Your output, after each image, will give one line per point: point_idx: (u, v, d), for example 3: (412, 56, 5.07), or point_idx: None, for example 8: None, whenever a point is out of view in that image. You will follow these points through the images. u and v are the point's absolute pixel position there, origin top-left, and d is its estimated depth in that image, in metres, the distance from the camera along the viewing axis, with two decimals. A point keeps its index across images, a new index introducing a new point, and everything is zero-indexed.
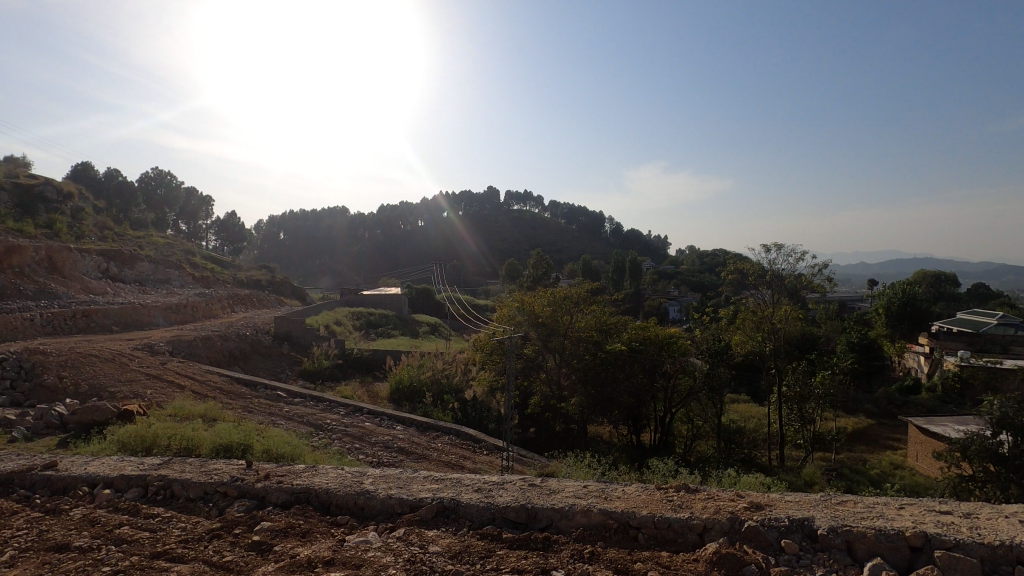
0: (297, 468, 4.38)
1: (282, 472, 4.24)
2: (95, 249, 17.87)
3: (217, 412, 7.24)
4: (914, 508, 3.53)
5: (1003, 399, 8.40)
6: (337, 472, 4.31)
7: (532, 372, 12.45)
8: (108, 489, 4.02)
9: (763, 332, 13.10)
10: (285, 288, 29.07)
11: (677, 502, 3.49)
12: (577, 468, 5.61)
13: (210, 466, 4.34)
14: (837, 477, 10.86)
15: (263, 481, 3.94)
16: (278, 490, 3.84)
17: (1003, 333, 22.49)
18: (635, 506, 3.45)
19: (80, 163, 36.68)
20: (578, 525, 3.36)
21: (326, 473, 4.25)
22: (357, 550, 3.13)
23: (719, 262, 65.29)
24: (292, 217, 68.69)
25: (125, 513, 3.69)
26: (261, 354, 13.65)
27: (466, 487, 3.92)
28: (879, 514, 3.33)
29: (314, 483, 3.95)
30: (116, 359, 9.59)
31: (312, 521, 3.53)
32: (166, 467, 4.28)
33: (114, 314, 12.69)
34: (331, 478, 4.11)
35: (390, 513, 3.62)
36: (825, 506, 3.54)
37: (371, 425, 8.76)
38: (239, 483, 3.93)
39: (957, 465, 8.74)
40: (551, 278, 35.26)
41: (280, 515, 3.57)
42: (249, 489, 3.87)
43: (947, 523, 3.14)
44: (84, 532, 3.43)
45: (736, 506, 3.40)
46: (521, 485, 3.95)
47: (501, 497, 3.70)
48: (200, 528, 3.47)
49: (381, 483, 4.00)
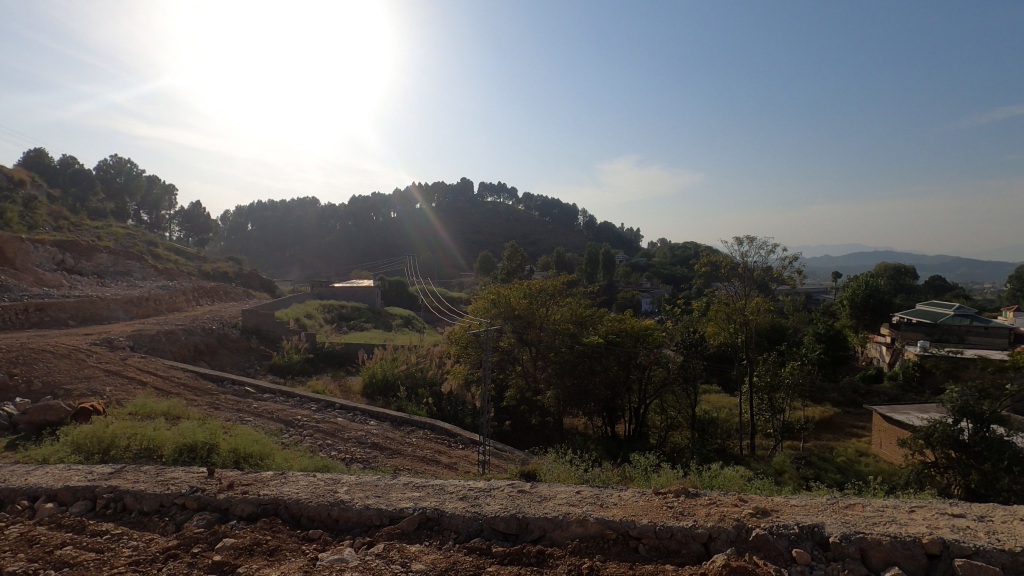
0: (264, 475, 4.20)
1: (248, 480, 4.06)
2: (49, 240, 17.07)
3: (181, 410, 6.95)
4: (926, 512, 3.58)
5: (963, 387, 8.72)
6: (308, 479, 4.15)
7: (507, 365, 12.29)
8: (50, 502, 3.79)
9: (735, 325, 13.35)
10: (254, 281, 28.37)
11: (678, 510, 3.47)
12: (560, 463, 5.54)
13: (168, 474, 4.13)
14: (806, 465, 11.06)
15: (226, 492, 3.77)
16: (242, 501, 3.68)
17: (960, 322, 23.34)
18: (635, 514, 3.40)
19: (33, 150, 34.98)
20: (574, 535, 3.29)
21: (297, 481, 4.09)
22: (331, 569, 2.98)
23: (691, 254, 66.33)
24: (260, 207, 67.13)
25: (69, 531, 3.47)
26: (228, 348, 13.23)
27: (450, 495, 3.82)
28: (891, 519, 3.36)
29: (282, 494, 3.79)
30: (72, 355, 9.15)
31: (280, 536, 3.37)
32: (118, 477, 4.06)
33: (70, 308, 12.13)
34: (302, 487, 3.95)
35: (368, 525, 3.49)
36: (833, 511, 3.56)
37: (344, 420, 8.56)
38: (200, 494, 3.74)
39: (921, 453, 8.99)
40: (526, 271, 35.26)
41: (245, 531, 3.40)
42: (212, 501, 3.69)
43: (962, 528, 3.17)
44: (21, 553, 3.19)
45: (741, 513, 3.38)
46: (510, 493, 3.87)
47: (489, 505, 3.61)
48: (155, 546, 3.28)
49: (357, 492, 3.87)
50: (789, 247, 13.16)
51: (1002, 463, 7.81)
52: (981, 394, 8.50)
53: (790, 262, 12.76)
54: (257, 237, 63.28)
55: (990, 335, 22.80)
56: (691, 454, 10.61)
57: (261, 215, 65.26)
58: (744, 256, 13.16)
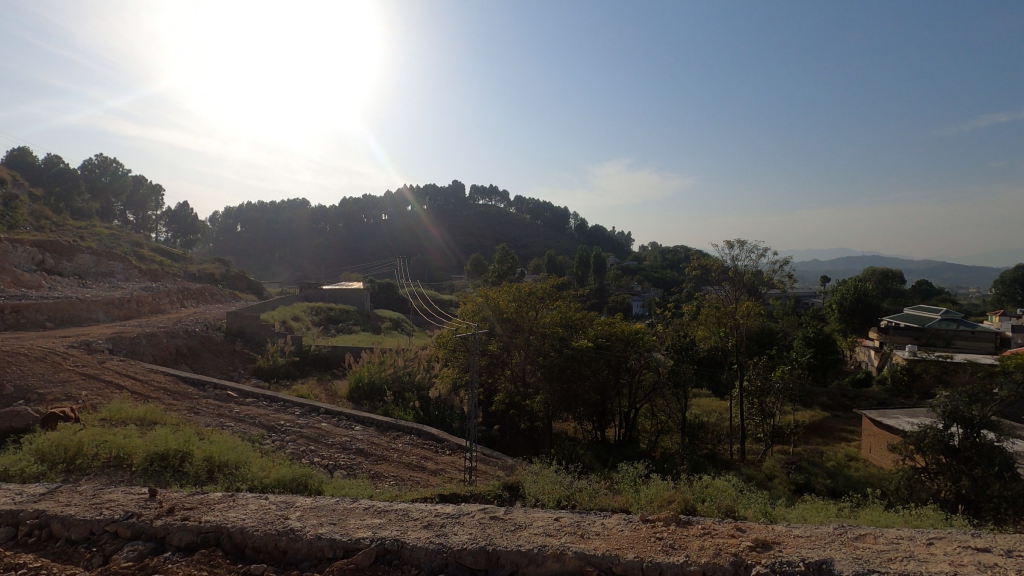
0: (210, 497, 4.03)
1: (191, 503, 3.89)
2: (28, 239, 16.69)
3: (159, 415, 6.76)
4: (947, 544, 3.57)
5: (953, 393, 8.65)
6: (259, 502, 3.98)
7: (496, 369, 12.08)
8: None
9: (725, 327, 13.37)
10: (241, 282, 27.99)
11: (668, 542, 3.36)
12: (545, 473, 5.39)
13: (104, 497, 3.94)
14: (796, 470, 10.99)
15: (164, 519, 3.59)
16: (180, 530, 3.49)
17: (947, 326, 23.41)
18: (618, 548, 3.29)
19: (16, 148, 34.34)
20: (549, 571, 3.17)
21: (245, 504, 3.92)
22: None
23: (682, 258, 66.58)
24: (250, 208, 66.59)
25: None
26: (211, 351, 12.96)
27: (414, 523, 3.67)
28: (908, 555, 3.33)
29: (225, 520, 3.61)
30: (48, 358, 8.89)
31: (218, 571, 3.18)
32: (48, 500, 3.84)
33: (48, 309, 11.83)
34: (250, 511, 3.79)
35: (319, 558, 3.32)
36: (843, 543, 3.51)
37: (328, 425, 8.35)
38: (134, 522, 3.56)
39: (911, 458, 8.93)
40: (517, 274, 35.11)
41: (179, 564, 3.21)
42: (147, 528, 3.51)
43: (990, 567, 3.17)
44: None
45: (739, 546, 3.30)
46: (480, 520, 3.74)
47: (456, 536, 3.47)
48: None
49: (310, 518, 3.70)
50: (779, 251, 13.10)
51: (993, 468, 7.80)
52: (970, 398, 8.47)
53: (781, 266, 12.81)
54: (246, 238, 62.69)
55: (976, 339, 23.00)
56: (682, 459, 10.49)
57: (251, 216, 64.72)
58: (735, 260, 13.07)
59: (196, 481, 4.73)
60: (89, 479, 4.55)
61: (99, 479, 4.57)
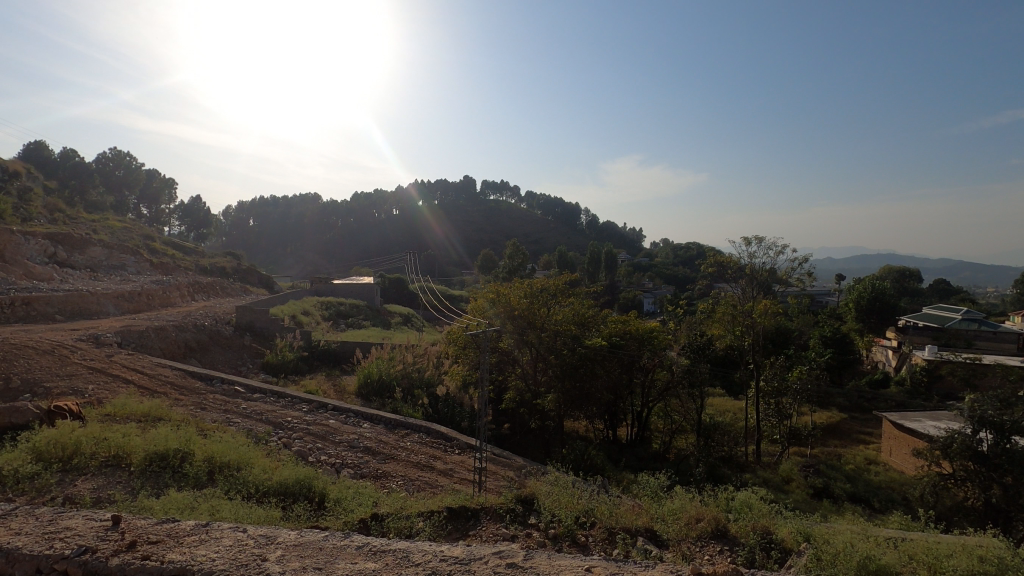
0: (181, 526, 3.71)
1: (157, 535, 3.57)
2: (41, 232, 16.73)
3: (164, 411, 6.64)
4: None
5: (982, 396, 8.31)
6: (235, 536, 3.64)
7: (507, 366, 11.77)
8: None
9: (740, 327, 12.84)
10: (252, 277, 28.04)
11: None
12: (557, 485, 5.10)
13: (64, 523, 3.68)
14: (814, 474, 10.62)
15: (121, 557, 3.27)
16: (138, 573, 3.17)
17: (967, 327, 22.87)
18: None
19: (33, 143, 34.56)
20: None
21: (218, 539, 3.58)
22: None
23: (694, 256, 65.98)
24: (262, 203, 67.08)
25: None
26: (220, 345, 12.89)
27: (418, 570, 3.38)
28: None
29: (192, 560, 3.27)
30: (56, 351, 8.82)
31: None
32: (4, 526, 3.60)
33: (58, 302, 11.78)
34: (223, 549, 3.45)
35: None
36: None
37: (335, 423, 8.19)
38: (86, 560, 3.26)
39: (937, 464, 8.64)
40: (528, 271, 34.83)
41: None
42: (100, 569, 3.21)
43: None
44: None
45: None
46: (495, 568, 3.43)
47: None
48: None
49: (291, 560, 3.38)
50: (798, 248, 12.79)
51: None
52: (1002, 403, 8.08)
53: (799, 264, 12.57)
54: (259, 232, 63.13)
55: (998, 340, 22.41)
56: (697, 461, 10.22)
57: (263, 211, 65.17)
58: (751, 258, 12.89)
59: (195, 483, 4.58)
60: (84, 480, 4.40)
61: (95, 480, 4.42)
